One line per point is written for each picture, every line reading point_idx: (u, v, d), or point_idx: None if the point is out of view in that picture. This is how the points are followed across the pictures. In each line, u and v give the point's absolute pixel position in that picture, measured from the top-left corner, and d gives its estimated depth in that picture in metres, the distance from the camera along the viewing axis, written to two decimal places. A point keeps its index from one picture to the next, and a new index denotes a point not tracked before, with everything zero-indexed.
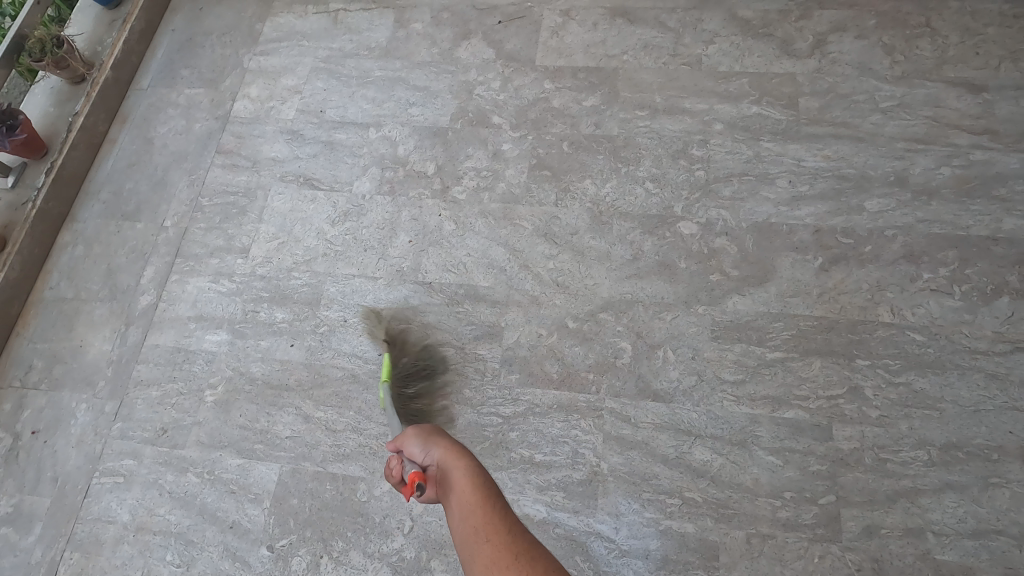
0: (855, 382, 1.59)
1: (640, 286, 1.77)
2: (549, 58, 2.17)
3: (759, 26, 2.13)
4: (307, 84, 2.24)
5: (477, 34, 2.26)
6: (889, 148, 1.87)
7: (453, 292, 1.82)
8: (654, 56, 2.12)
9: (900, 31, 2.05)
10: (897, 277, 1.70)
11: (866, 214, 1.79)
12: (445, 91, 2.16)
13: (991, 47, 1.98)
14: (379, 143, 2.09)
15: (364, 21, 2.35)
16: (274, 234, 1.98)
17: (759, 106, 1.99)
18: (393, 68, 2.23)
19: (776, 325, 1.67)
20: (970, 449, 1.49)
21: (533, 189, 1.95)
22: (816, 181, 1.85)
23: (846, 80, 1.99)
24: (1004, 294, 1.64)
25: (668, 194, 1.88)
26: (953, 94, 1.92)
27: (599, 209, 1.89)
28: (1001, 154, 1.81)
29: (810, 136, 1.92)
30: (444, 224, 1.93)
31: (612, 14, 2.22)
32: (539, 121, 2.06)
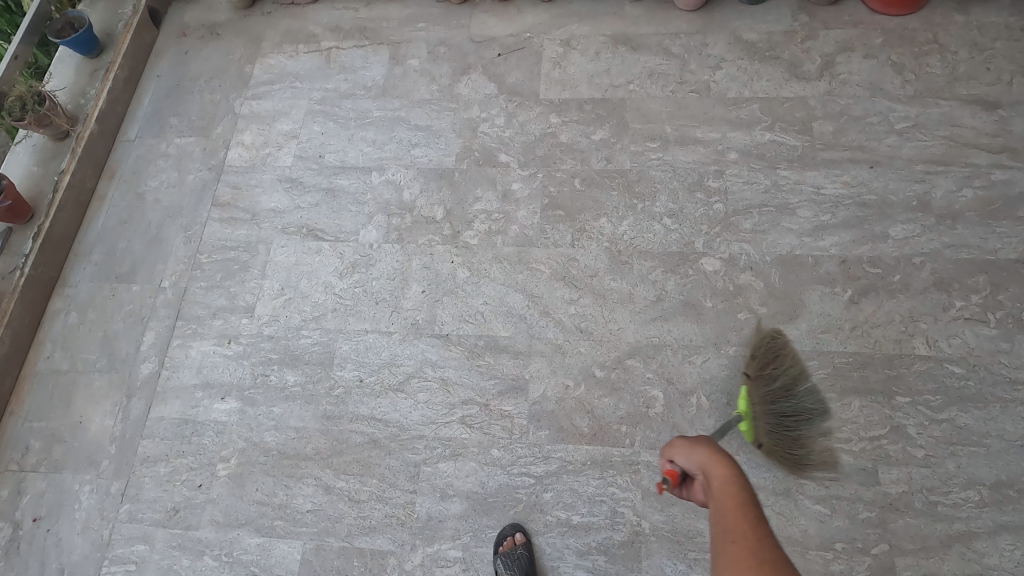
0: (896, 421, 1.54)
1: (667, 329, 1.71)
2: (553, 90, 2.11)
3: (765, 49, 2.09)
4: (303, 128, 2.16)
5: (476, 68, 2.20)
6: (908, 172, 1.83)
7: (472, 344, 1.75)
8: (661, 84, 2.07)
9: (909, 49, 2.02)
10: (929, 306, 1.66)
11: (892, 242, 1.75)
12: (448, 130, 2.09)
13: (1001, 62, 1.96)
14: (383, 188, 2.01)
15: (359, 59, 2.28)
16: (279, 291, 1.89)
17: (772, 133, 1.94)
18: (392, 107, 2.16)
19: (810, 363, 1.62)
20: (1020, 486, 1.45)
21: (548, 230, 1.88)
22: (837, 209, 1.80)
23: (858, 102, 1.96)
24: None
25: (687, 229, 1.83)
26: (967, 112, 1.89)
27: (618, 249, 1.83)
28: (1022, 172, 1.79)
29: (828, 163, 1.87)
30: (458, 271, 1.86)
31: (615, 42, 2.17)
32: (548, 157, 2.00)
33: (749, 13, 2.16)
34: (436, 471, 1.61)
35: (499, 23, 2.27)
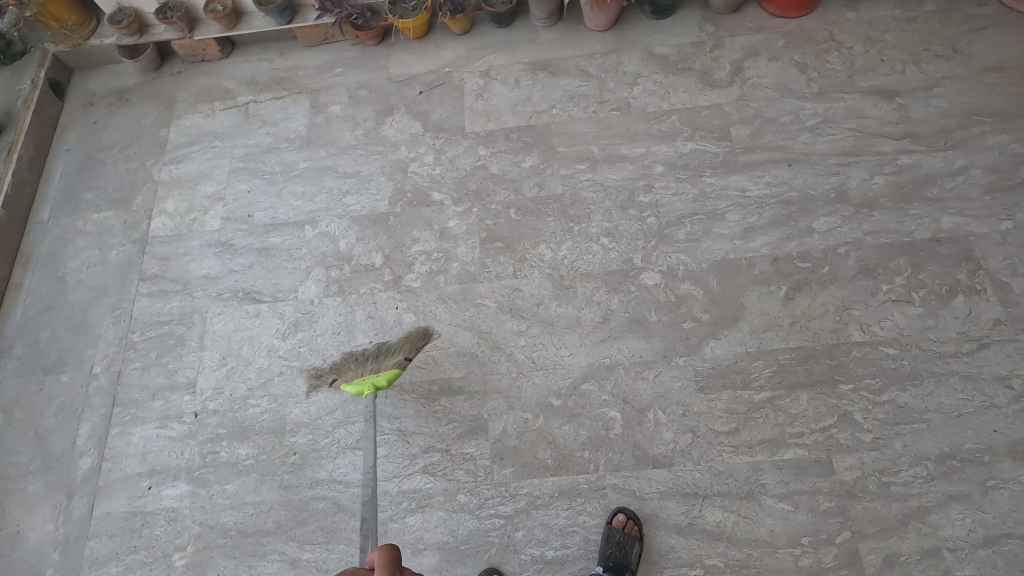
0: (843, 409, 1.59)
1: (616, 348, 1.72)
2: (478, 123, 2.12)
3: (677, 61, 2.16)
4: (228, 188, 2.10)
5: (400, 108, 2.19)
6: (824, 165, 1.91)
7: (426, 390, 1.72)
8: (583, 106, 2.11)
9: (809, 48, 2.12)
10: (860, 293, 1.73)
11: (817, 235, 1.81)
12: (378, 174, 2.07)
13: (894, 52, 2.08)
14: (318, 240, 1.98)
15: (279, 111, 2.24)
16: (221, 361, 1.82)
17: (693, 142, 2.00)
18: (318, 157, 2.13)
19: (756, 364, 1.67)
20: (963, 456, 1.52)
21: (489, 264, 1.88)
22: (764, 209, 1.87)
23: (770, 103, 2.04)
24: (958, 293, 1.70)
25: (624, 246, 1.86)
26: (870, 103, 2.00)
27: (560, 274, 1.84)
28: (925, 155, 1.89)
29: (749, 165, 1.94)
30: (403, 317, 1.83)
31: (533, 69, 2.20)
32: (481, 191, 2.00)
33: (659, 28, 2.22)
34: (404, 526, 1.57)
35: (417, 61, 2.27)
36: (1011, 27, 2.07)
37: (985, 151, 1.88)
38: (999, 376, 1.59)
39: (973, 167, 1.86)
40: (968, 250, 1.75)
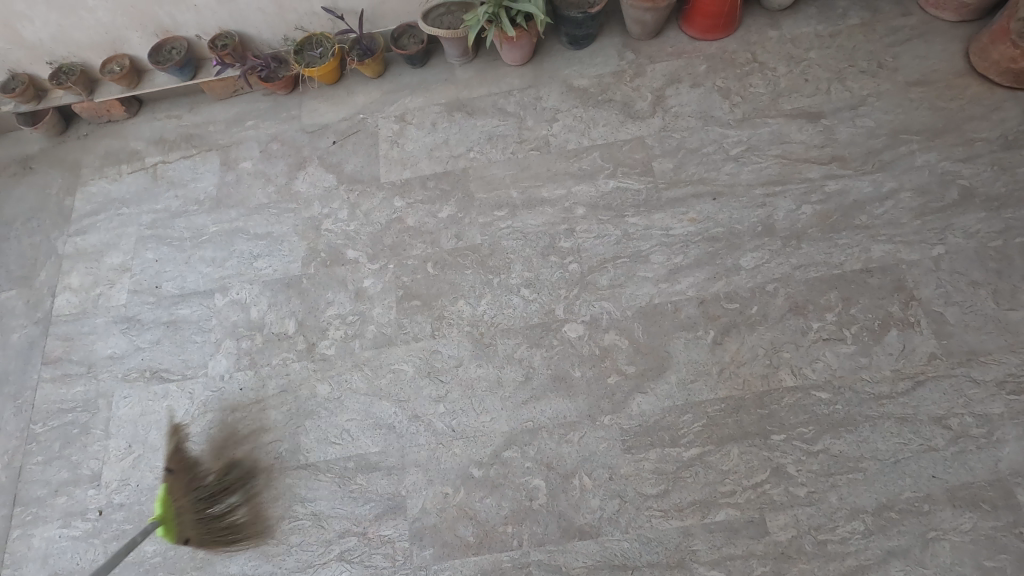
0: (775, 462, 1.51)
1: (539, 410, 1.63)
2: (394, 171, 2.03)
3: (597, 93, 2.08)
4: (135, 258, 2.00)
5: (313, 160, 2.09)
6: (749, 197, 1.84)
7: (341, 468, 1.63)
8: (501, 147, 2.02)
9: (732, 72, 2.05)
10: (789, 333, 1.65)
11: (744, 273, 1.74)
12: (290, 233, 1.97)
13: (818, 70, 2.01)
14: (228, 309, 1.88)
15: (188, 170, 2.14)
16: (126, 449, 1.72)
17: (615, 179, 1.92)
18: (228, 218, 2.03)
19: (684, 418, 1.58)
20: (901, 506, 1.44)
21: (405, 325, 1.79)
22: (688, 248, 1.79)
23: (693, 133, 1.96)
24: (891, 327, 1.62)
25: (546, 297, 1.77)
26: (795, 126, 1.92)
27: (479, 331, 1.75)
28: (853, 179, 1.82)
29: (672, 201, 1.86)
30: (317, 388, 1.74)
31: (450, 110, 2.11)
32: (396, 245, 1.91)
33: (577, 59, 2.14)
34: None
35: (330, 108, 2.18)
36: (935, 37, 2.00)
37: (913, 171, 1.81)
38: (936, 416, 1.51)
39: (902, 189, 1.79)
40: (899, 279, 1.67)
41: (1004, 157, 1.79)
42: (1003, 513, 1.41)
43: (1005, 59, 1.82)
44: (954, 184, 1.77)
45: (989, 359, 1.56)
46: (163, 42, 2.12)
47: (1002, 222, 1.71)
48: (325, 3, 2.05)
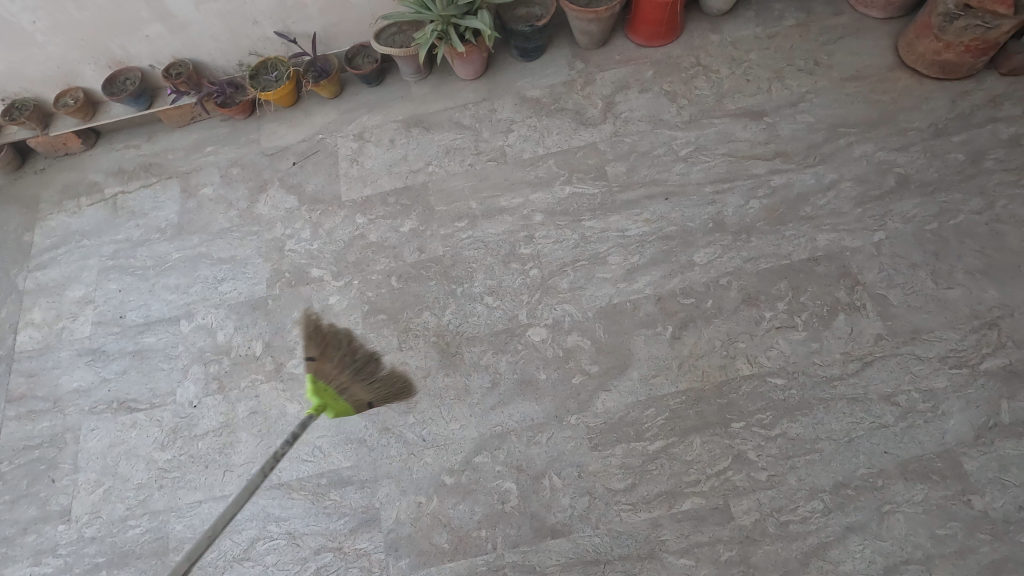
0: (736, 449, 1.56)
1: (508, 414, 1.67)
2: (354, 189, 2.06)
3: (550, 103, 2.13)
4: (98, 290, 2.00)
5: (273, 182, 2.11)
6: (700, 195, 1.90)
7: (314, 485, 1.64)
8: (458, 159, 2.07)
9: (677, 76, 2.12)
10: (744, 324, 1.71)
11: (698, 268, 1.79)
12: (254, 255, 1.99)
13: (758, 71, 2.09)
14: (194, 335, 1.88)
15: (148, 199, 2.14)
16: (96, 481, 1.71)
17: (571, 185, 1.97)
18: (191, 245, 2.03)
19: (648, 413, 1.62)
20: (857, 483, 1.49)
21: (372, 339, 1.81)
22: (644, 248, 1.84)
23: (643, 137, 2.03)
24: (839, 312, 1.69)
25: (509, 303, 1.81)
26: (740, 125, 2.00)
27: (445, 341, 1.78)
28: (796, 173, 1.89)
29: (627, 203, 1.92)
30: (287, 407, 1.75)
31: (407, 126, 2.15)
32: (360, 261, 1.93)
33: (529, 71, 2.20)
34: None
35: (289, 130, 2.20)
36: (866, 34, 2.11)
37: (852, 162, 1.89)
38: (885, 394, 1.58)
39: (843, 180, 1.87)
40: (845, 265, 1.75)
41: (935, 144, 1.89)
42: (952, 483, 1.47)
43: (930, 52, 1.91)
44: (890, 173, 1.86)
45: (931, 336, 1.63)
46: (117, 73, 2.12)
47: (937, 206, 1.80)
48: (278, 28, 2.07)
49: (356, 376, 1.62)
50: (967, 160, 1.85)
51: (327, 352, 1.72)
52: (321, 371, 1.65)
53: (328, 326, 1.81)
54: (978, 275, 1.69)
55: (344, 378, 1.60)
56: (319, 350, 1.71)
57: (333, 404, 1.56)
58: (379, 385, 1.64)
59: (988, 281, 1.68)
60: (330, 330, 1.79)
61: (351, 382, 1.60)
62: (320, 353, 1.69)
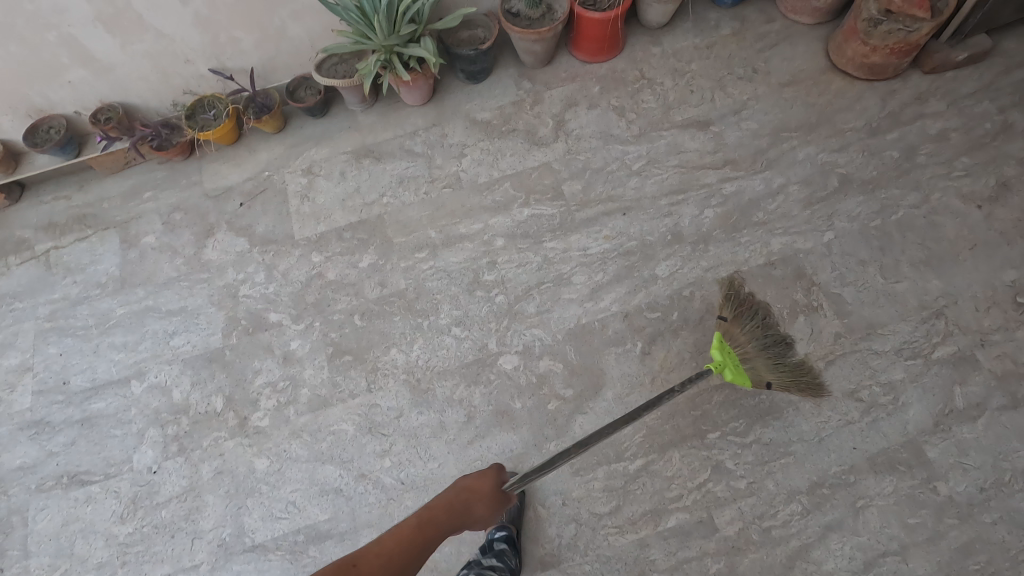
0: (714, 460, 1.58)
1: (486, 447, 1.64)
2: (307, 227, 1.99)
3: (500, 125, 2.12)
4: (35, 356, 1.86)
5: (220, 225, 2.02)
6: (656, 208, 1.92)
7: (291, 544, 1.57)
8: (413, 188, 2.03)
9: (624, 90, 2.14)
10: (710, 334, 1.73)
11: (661, 281, 1.81)
12: (206, 305, 1.89)
13: (701, 80, 2.13)
14: (148, 396, 1.78)
15: (84, 253, 2.01)
16: (51, 566, 1.59)
17: (529, 207, 1.96)
18: (135, 299, 1.92)
19: (626, 432, 1.63)
20: (831, 481, 1.54)
21: (340, 382, 1.75)
22: (607, 265, 1.85)
23: (596, 153, 2.04)
24: (798, 314, 1.74)
25: (478, 333, 1.78)
26: (688, 136, 2.04)
27: (416, 377, 1.74)
28: (746, 180, 1.94)
29: (586, 221, 1.92)
30: (256, 464, 1.67)
31: (357, 157, 2.10)
32: (320, 302, 1.87)
33: (476, 93, 2.18)
34: None
35: (233, 169, 2.11)
36: (798, 40, 2.18)
37: (797, 166, 1.95)
38: (848, 391, 1.63)
39: (790, 184, 1.92)
40: (799, 268, 1.80)
41: (872, 143, 1.97)
42: (918, 471, 1.53)
43: (858, 55, 2.00)
44: (833, 173, 1.93)
45: (885, 330, 1.70)
46: (38, 122, 1.98)
47: (878, 203, 1.87)
48: (212, 65, 1.97)
49: (763, 348, 1.53)
50: (901, 156, 1.94)
51: (740, 319, 1.58)
52: (730, 337, 1.56)
53: (748, 298, 1.62)
54: (922, 267, 1.77)
55: (755, 350, 1.52)
56: (737, 315, 1.59)
57: (737, 370, 1.48)
58: (785, 369, 1.52)
59: (932, 272, 1.76)
60: (755, 303, 1.61)
61: (757, 355, 1.52)
62: (737, 316, 1.57)
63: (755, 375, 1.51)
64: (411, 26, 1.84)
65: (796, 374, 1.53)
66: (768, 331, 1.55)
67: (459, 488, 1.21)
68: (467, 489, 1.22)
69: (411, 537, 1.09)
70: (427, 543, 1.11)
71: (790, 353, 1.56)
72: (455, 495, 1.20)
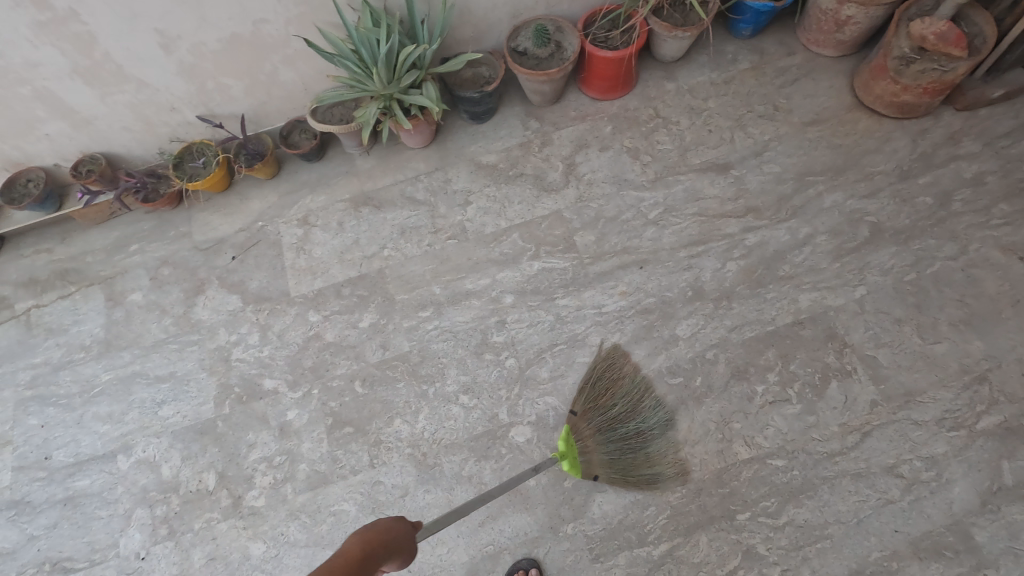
0: (745, 545, 1.47)
1: (498, 531, 1.52)
2: (304, 282, 1.88)
3: (507, 169, 2.00)
4: (15, 427, 1.75)
5: (211, 281, 1.90)
6: (675, 261, 1.81)
7: None
8: (416, 239, 1.91)
9: (637, 130, 2.02)
10: (736, 402, 1.62)
11: (682, 343, 1.70)
12: (196, 370, 1.78)
13: (718, 120, 2.02)
14: (135, 472, 1.66)
15: (67, 312, 1.89)
16: None
17: (539, 260, 1.84)
18: (121, 363, 1.80)
19: (648, 513, 1.52)
20: (871, 569, 1.42)
21: (339, 457, 1.63)
22: (623, 325, 1.73)
23: (609, 200, 1.92)
24: (830, 379, 1.62)
25: (487, 401, 1.67)
26: (707, 181, 1.92)
27: (422, 451, 1.62)
28: (770, 229, 1.83)
29: (600, 276, 1.81)
30: (251, 549, 1.55)
31: (356, 205, 1.98)
32: (318, 366, 1.75)
33: (481, 134, 2.07)
34: None
35: (224, 219, 2.00)
36: (821, 74, 2.06)
37: (824, 214, 1.84)
38: (886, 466, 1.52)
39: (817, 234, 1.81)
40: (830, 327, 1.69)
41: (902, 188, 1.85)
42: (966, 558, 1.42)
43: (887, 93, 1.88)
44: (862, 222, 1.82)
45: (925, 398, 1.58)
46: (16, 175, 1.87)
47: (912, 254, 1.76)
48: (200, 112, 1.86)
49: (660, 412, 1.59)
50: (935, 203, 1.82)
51: (590, 412, 1.55)
52: (576, 431, 1.53)
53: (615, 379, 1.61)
54: (962, 326, 1.66)
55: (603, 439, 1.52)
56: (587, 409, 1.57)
57: (574, 463, 1.47)
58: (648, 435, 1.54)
59: (972, 332, 1.64)
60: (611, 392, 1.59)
61: (607, 438, 1.52)
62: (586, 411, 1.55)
63: (602, 459, 1.52)
64: (411, 78, 1.75)
65: (632, 470, 1.51)
66: (638, 417, 1.56)
67: (381, 527, 1.00)
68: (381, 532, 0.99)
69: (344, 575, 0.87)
70: None
71: (650, 444, 1.55)
72: (374, 530, 0.99)
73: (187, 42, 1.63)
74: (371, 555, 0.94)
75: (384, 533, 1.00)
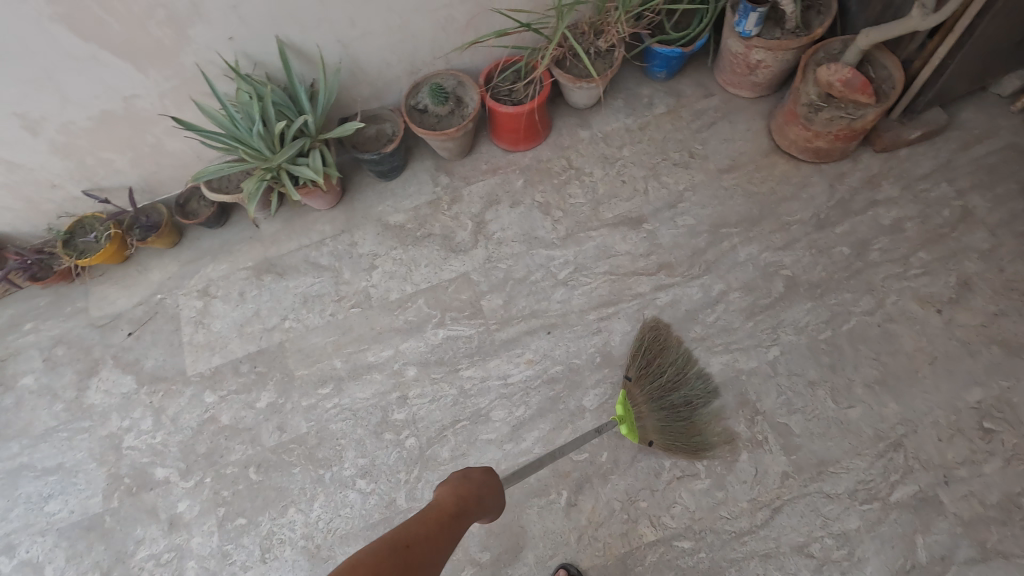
0: None
1: None
2: (201, 359, 1.80)
3: (415, 229, 1.93)
4: None
5: (106, 361, 1.82)
6: (584, 324, 1.74)
7: None
8: (318, 309, 1.83)
9: (549, 183, 1.95)
10: (642, 478, 1.54)
11: (589, 415, 1.62)
12: (86, 460, 1.69)
13: (633, 169, 1.94)
14: (17, 575, 1.58)
15: None
16: None
17: (445, 328, 1.77)
18: (9, 455, 1.72)
19: None
20: None
21: (230, 552, 1.56)
22: (529, 397, 1.66)
23: (518, 260, 1.85)
24: (740, 450, 1.55)
25: (385, 486, 1.59)
26: (618, 236, 1.85)
27: (316, 542, 1.55)
28: (682, 287, 1.76)
29: (507, 343, 1.73)
30: None
31: (258, 273, 1.90)
32: (213, 453, 1.67)
33: (389, 192, 1.99)
34: None
35: (122, 292, 1.92)
36: (738, 117, 1.99)
37: (738, 269, 1.76)
38: (796, 545, 1.44)
39: (730, 290, 1.74)
40: (741, 393, 1.61)
41: (818, 238, 1.78)
42: None
43: (801, 139, 1.81)
44: (777, 276, 1.74)
45: (837, 468, 1.51)
46: None
47: (827, 310, 1.69)
48: (85, 187, 1.78)
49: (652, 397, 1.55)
50: (852, 253, 1.75)
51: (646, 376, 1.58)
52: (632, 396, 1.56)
53: (658, 355, 1.61)
54: (877, 387, 1.59)
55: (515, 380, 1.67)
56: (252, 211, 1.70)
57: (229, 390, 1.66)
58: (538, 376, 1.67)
59: (888, 394, 1.57)
60: (666, 356, 1.61)
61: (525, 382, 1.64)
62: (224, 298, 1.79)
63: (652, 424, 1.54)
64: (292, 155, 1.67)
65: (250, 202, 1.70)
66: (683, 387, 1.58)
67: (465, 478, 1.12)
68: (487, 485, 1.13)
69: (436, 529, 1.02)
70: (442, 548, 1.00)
71: (539, 519, 1.52)
72: (469, 486, 1.11)
73: (53, 123, 1.55)
74: (462, 511, 1.07)
75: (472, 483, 1.11)
